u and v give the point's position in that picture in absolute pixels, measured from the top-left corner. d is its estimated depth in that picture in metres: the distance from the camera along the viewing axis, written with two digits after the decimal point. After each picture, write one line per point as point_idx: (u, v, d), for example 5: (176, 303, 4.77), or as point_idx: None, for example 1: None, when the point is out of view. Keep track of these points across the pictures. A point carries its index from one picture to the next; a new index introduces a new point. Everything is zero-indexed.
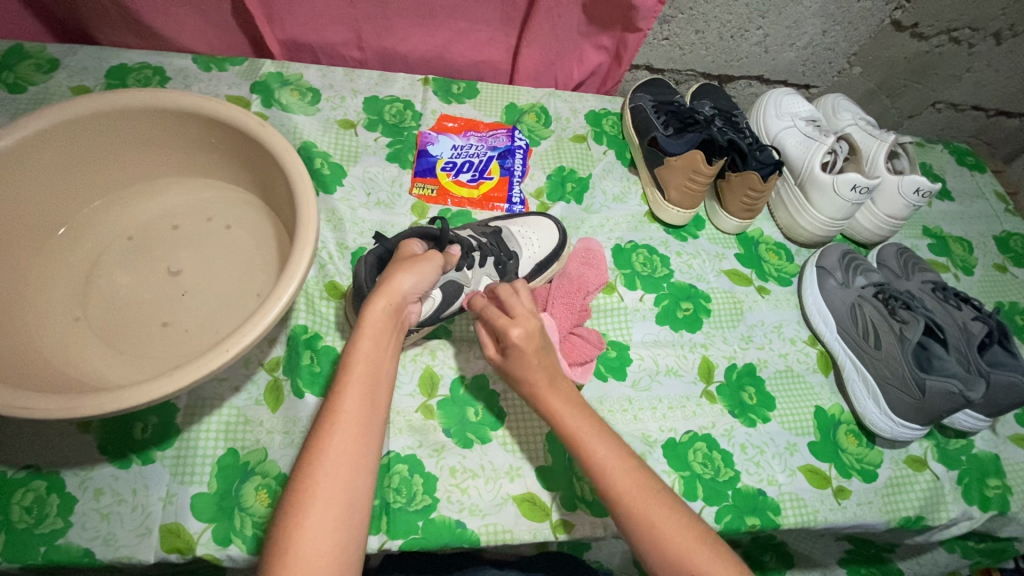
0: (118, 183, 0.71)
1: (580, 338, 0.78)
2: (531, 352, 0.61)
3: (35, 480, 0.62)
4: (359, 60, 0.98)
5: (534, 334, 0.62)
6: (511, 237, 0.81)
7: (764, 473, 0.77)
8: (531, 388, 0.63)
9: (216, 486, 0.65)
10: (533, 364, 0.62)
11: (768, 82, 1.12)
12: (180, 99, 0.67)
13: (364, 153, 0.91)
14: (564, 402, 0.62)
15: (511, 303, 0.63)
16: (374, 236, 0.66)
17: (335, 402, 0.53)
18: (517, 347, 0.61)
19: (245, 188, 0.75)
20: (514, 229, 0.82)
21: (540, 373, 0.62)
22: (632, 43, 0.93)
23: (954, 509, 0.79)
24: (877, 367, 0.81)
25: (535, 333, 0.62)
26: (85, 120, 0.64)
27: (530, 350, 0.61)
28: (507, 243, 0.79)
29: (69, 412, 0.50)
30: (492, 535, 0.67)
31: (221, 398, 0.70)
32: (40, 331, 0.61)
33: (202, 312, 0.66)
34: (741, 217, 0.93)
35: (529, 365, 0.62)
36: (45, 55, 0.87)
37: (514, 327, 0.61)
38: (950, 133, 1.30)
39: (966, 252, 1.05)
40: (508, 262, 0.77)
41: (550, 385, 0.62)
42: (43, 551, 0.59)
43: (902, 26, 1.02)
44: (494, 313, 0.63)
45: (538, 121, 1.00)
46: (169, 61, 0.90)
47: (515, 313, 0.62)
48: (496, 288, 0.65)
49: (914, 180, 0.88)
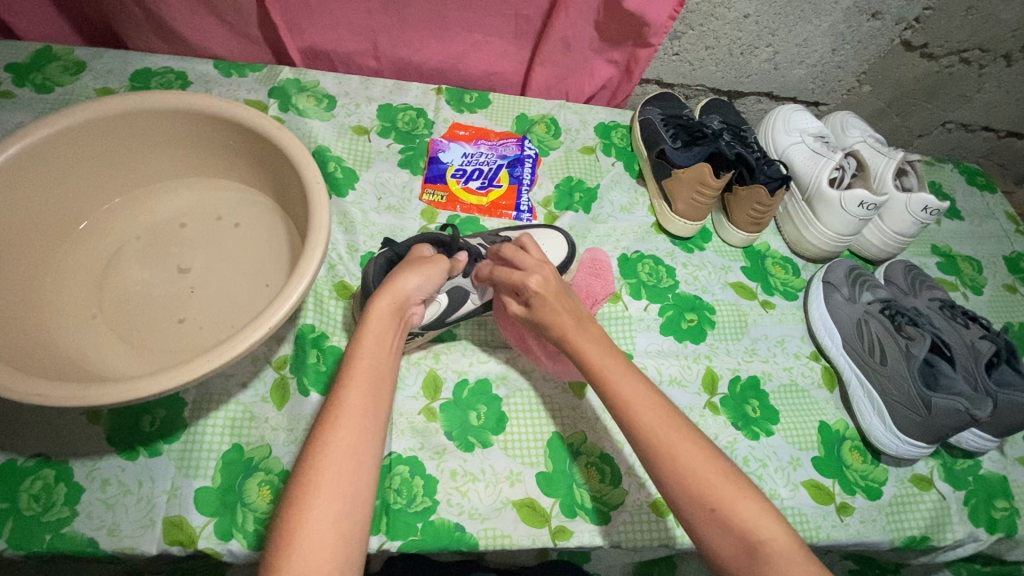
0: (138, 181, 0.74)
1: None
2: (553, 296, 0.64)
3: (44, 469, 0.64)
4: (375, 69, 1.01)
5: (550, 279, 0.65)
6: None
7: (766, 486, 0.76)
8: (561, 330, 0.64)
9: (219, 480, 0.66)
10: (557, 305, 0.64)
11: (777, 98, 1.13)
12: (200, 102, 0.69)
13: (376, 159, 0.93)
14: (587, 352, 0.62)
15: (519, 258, 0.67)
16: (384, 239, 0.68)
17: (339, 397, 0.54)
18: (538, 293, 0.64)
19: (259, 189, 0.76)
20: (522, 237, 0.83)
21: (565, 313, 0.64)
22: (643, 58, 0.94)
23: (960, 530, 0.78)
24: (883, 383, 0.81)
25: (549, 278, 0.65)
26: (108, 120, 0.67)
27: (551, 292, 0.64)
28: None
29: (84, 399, 0.51)
30: (491, 539, 0.67)
31: (228, 394, 0.71)
32: (56, 322, 0.63)
33: (214, 307, 0.68)
34: (748, 230, 0.94)
35: (556, 310, 0.64)
36: (72, 58, 0.90)
37: (529, 276, 0.64)
38: (960, 153, 1.30)
39: (975, 271, 1.04)
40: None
41: (576, 324, 0.64)
42: (49, 538, 0.60)
43: (912, 46, 1.03)
44: (506, 270, 0.67)
45: (548, 131, 1.01)
46: (191, 67, 0.93)
47: (526, 266, 0.66)
48: (501, 248, 0.69)
49: (922, 199, 0.88)
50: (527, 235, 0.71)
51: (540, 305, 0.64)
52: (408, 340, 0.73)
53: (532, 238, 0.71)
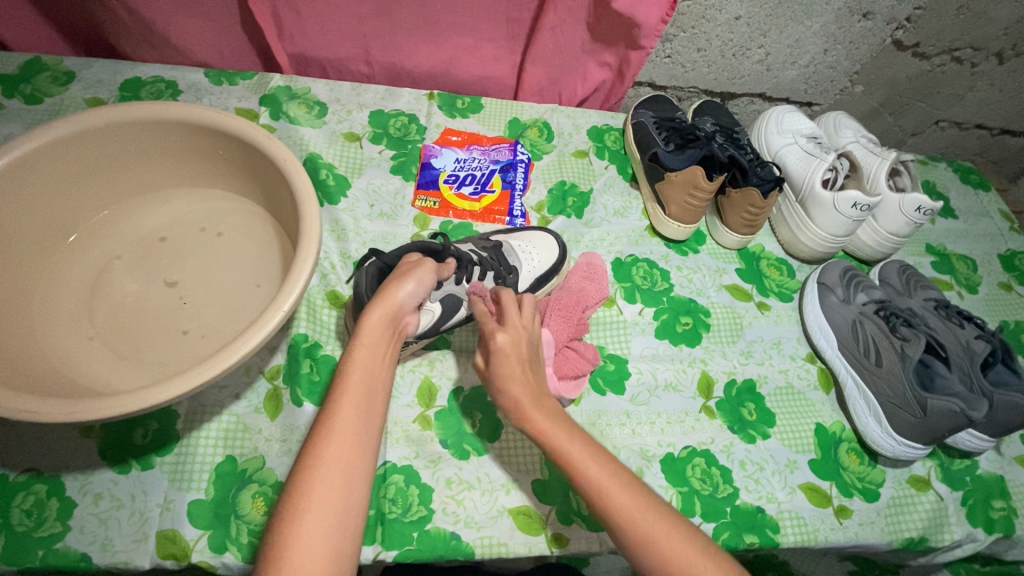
0: (127, 193, 0.73)
1: (576, 352, 0.77)
2: (515, 361, 0.61)
3: (36, 484, 0.63)
4: (366, 75, 1.01)
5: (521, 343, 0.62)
6: (511, 252, 0.81)
7: (764, 490, 0.76)
8: (517, 406, 0.60)
9: (213, 492, 0.65)
10: (517, 372, 0.61)
11: (770, 99, 1.13)
12: (190, 113, 0.69)
13: (369, 166, 0.93)
14: None
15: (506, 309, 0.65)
16: (372, 250, 0.67)
17: (331, 412, 0.53)
18: (503, 349, 0.61)
19: (250, 198, 0.76)
20: (514, 243, 0.82)
21: (523, 388, 0.60)
22: (635, 60, 0.94)
23: (958, 530, 0.78)
24: (878, 384, 0.81)
25: (521, 339, 0.63)
26: (97, 131, 0.66)
27: (515, 355, 0.61)
28: (507, 257, 0.80)
29: (71, 416, 0.50)
30: (487, 548, 0.67)
31: (221, 405, 0.71)
32: (47, 337, 0.62)
33: (208, 317, 0.67)
34: (742, 233, 0.93)
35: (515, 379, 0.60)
36: (61, 68, 0.90)
37: (499, 332, 0.62)
38: (954, 151, 1.30)
39: (970, 270, 1.04)
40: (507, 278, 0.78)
41: (533, 401, 0.60)
42: (41, 554, 0.60)
43: (904, 45, 1.03)
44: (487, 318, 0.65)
45: (541, 135, 1.01)
46: (181, 76, 0.93)
47: (505, 321, 0.64)
48: (499, 292, 0.67)
49: (915, 199, 0.87)
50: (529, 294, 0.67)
51: (499, 367, 0.61)
52: (402, 347, 0.73)
53: (532, 299, 0.67)
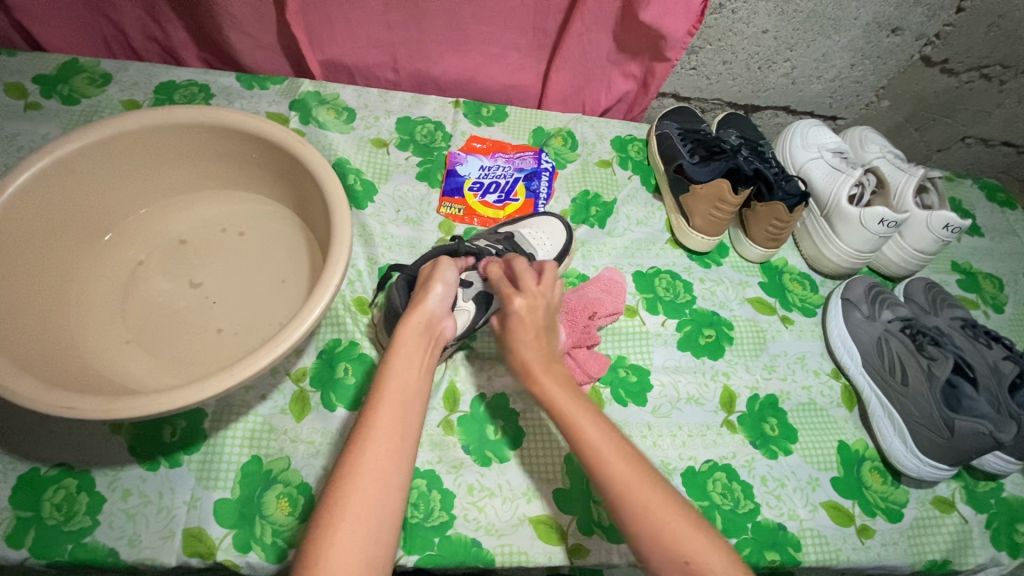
0: (162, 194, 0.74)
1: (587, 354, 0.79)
2: (530, 325, 0.61)
3: (67, 478, 0.64)
4: (393, 82, 1.02)
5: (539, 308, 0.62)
6: (522, 239, 0.84)
7: (785, 507, 0.75)
8: (528, 363, 0.61)
9: (238, 492, 0.66)
10: (529, 337, 0.61)
11: (795, 113, 1.13)
12: (225, 117, 0.70)
13: (395, 172, 0.94)
14: None
15: (521, 275, 0.64)
16: (394, 265, 0.69)
17: (368, 419, 0.54)
18: (519, 313, 0.62)
19: (280, 201, 0.77)
20: (524, 231, 0.85)
21: (536, 350, 0.61)
22: (660, 72, 0.94)
23: (982, 554, 0.77)
24: (904, 404, 0.80)
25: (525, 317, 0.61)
26: (136, 133, 0.68)
27: (531, 320, 0.61)
28: (520, 246, 0.82)
29: (108, 413, 0.51)
30: (508, 556, 0.67)
31: (248, 406, 0.72)
32: (82, 334, 0.64)
33: (238, 317, 0.68)
34: (766, 246, 0.93)
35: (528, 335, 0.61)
36: (98, 70, 0.92)
37: (516, 296, 0.61)
38: (979, 167, 1.29)
39: (996, 289, 1.03)
40: (524, 263, 0.80)
41: (545, 363, 0.60)
42: (70, 548, 0.61)
43: (932, 61, 1.02)
44: (504, 283, 0.64)
45: (565, 144, 1.01)
46: (213, 79, 0.94)
47: (523, 286, 0.63)
48: (513, 260, 0.65)
49: (943, 216, 0.87)
50: (551, 264, 0.66)
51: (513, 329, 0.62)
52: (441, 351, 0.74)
53: (554, 270, 0.66)
